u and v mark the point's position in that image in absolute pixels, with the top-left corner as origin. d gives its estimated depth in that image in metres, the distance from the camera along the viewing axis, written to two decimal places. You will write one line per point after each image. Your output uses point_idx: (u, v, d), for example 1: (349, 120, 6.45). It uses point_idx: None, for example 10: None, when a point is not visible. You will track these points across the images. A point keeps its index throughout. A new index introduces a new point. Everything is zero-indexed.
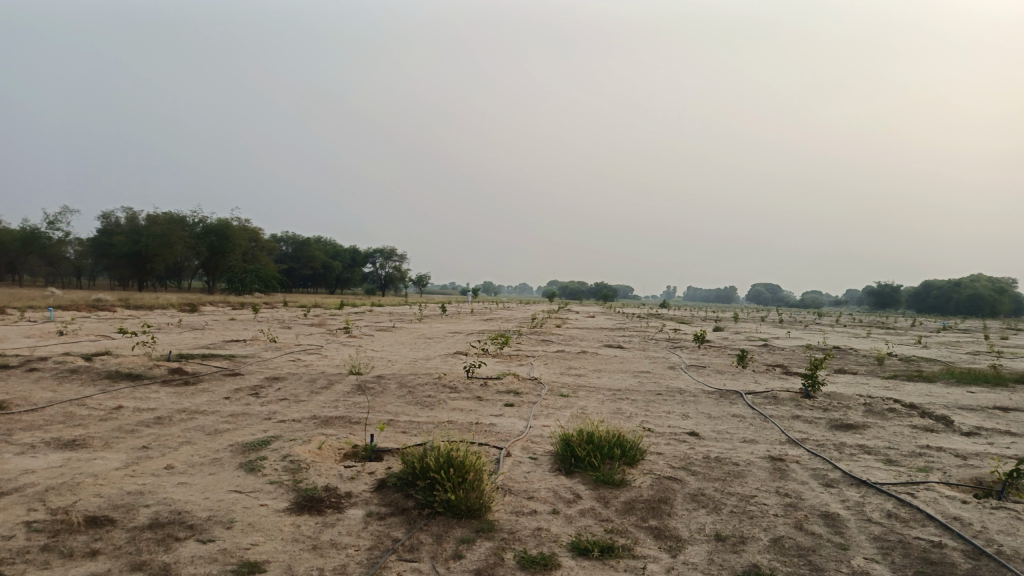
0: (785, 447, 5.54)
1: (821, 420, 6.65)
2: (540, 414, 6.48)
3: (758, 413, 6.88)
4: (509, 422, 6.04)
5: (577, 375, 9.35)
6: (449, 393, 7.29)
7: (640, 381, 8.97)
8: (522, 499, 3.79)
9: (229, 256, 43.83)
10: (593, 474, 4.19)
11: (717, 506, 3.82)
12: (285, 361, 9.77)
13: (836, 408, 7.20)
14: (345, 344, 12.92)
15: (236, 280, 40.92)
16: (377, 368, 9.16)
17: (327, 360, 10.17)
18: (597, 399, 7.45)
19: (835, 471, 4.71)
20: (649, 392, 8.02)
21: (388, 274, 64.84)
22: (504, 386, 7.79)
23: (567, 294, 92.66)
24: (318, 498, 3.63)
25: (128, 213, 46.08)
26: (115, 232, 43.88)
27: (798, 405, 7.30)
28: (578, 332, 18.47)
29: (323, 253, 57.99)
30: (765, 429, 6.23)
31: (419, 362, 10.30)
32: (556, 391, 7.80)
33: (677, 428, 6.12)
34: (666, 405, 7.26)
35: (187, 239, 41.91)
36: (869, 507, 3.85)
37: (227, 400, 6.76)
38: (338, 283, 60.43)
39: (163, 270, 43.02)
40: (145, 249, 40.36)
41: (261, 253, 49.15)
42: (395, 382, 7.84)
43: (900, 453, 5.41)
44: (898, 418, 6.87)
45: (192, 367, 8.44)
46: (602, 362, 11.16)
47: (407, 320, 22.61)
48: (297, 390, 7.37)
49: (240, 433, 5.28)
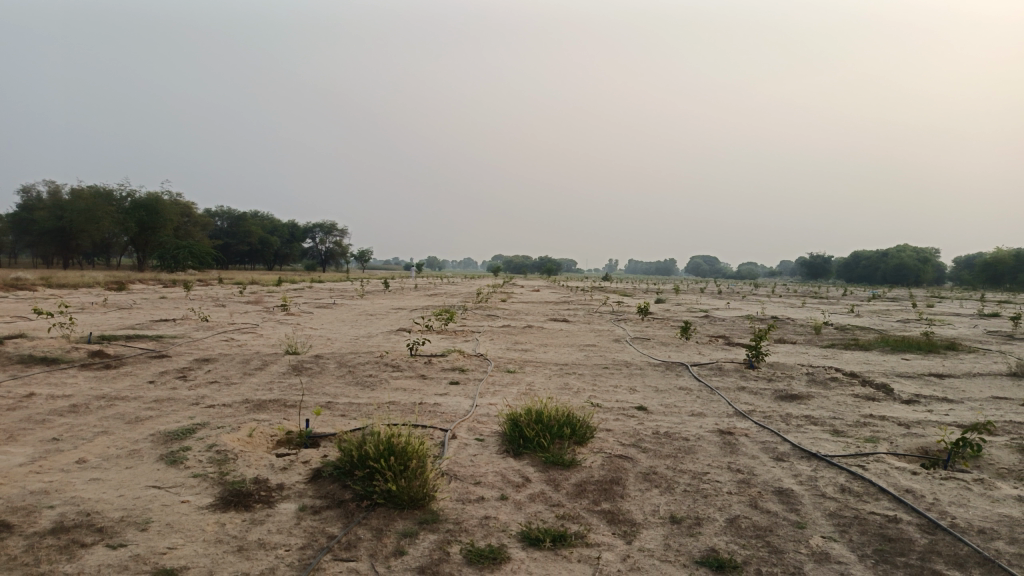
0: (733, 420, 5.48)
1: (767, 391, 6.63)
2: (485, 392, 6.28)
3: (705, 385, 6.83)
4: (454, 401, 5.82)
5: (523, 350, 9.18)
6: (390, 371, 7.02)
7: (586, 355, 8.86)
8: (468, 484, 3.57)
9: (161, 232, 42.08)
10: (542, 455, 4.00)
11: (670, 485, 3.69)
12: (218, 341, 9.31)
13: (780, 378, 7.22)
14: (282, 322, 12.44)
15: (169, 256, 39.38)
16: (315, 347, 8.80)
17: (263, 339, 9.74)
18: (544, 374, 7.30)
19: (786, 444, 4.65)
20: (596, 366, 7.91)
21: (329, 249, 63.54)
22: (448, 363, 7.57)
23: (511, 268, 92.64)
24: (246, 492, 3.34)
25: (50, 187, 43.72)
26: (36, 207, 41.57)
27: (743, 376, 7.29)
28: (522, 305, 18.31)
29: (260, 228, 56.31)
30: (713, 401, 6.17)
31: (360, 339, 9.96)
32: (501, 367, 7.62)
33: (625, 403, 6.00)
34: (613, 378, 7.16)
35: (115, 213, 40.03)
36: (823, 482, 3.77)
37: (152, 384, 6.33)
38: (277, 259, 58.91)
39: (89, 247, 41.04)
40: (68, 225, 38.38)
41: (195, 229, 47.42)
42: (334, 361, 7.51)
43: (846, 423, 5.41)
44: (841, 387, 6.92)
45: (115, 350, 7.92)
46: (547, 336, 11.02)
47: (348, 296, 22.09)
48: (229, 371, 6.97)
49: (164, 421, 4.91)
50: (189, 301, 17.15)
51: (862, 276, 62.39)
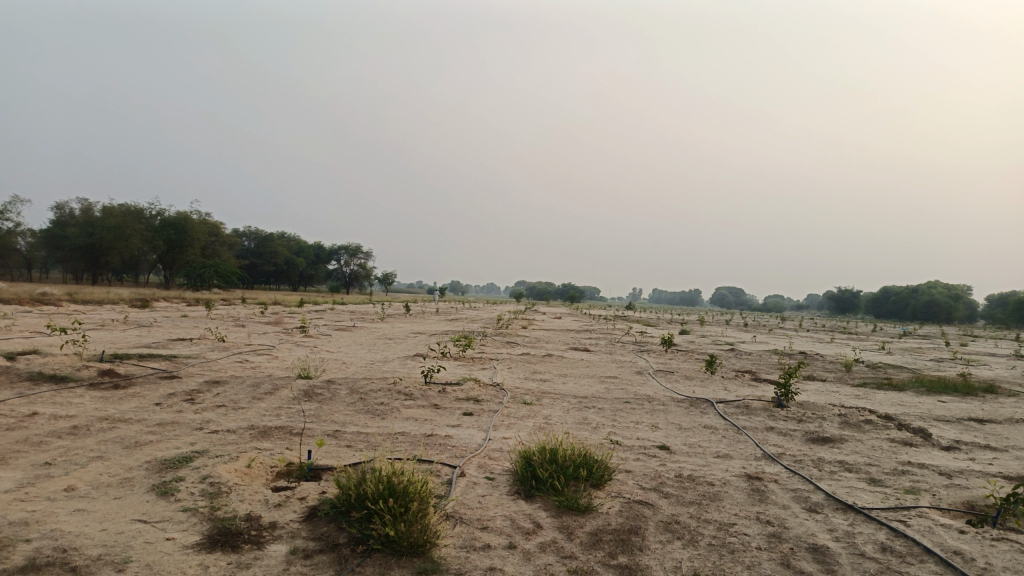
0: (762, 464, 5.15)
1: (797, 433, 6.29)
2: (500, 424, 6.03)
3: (730, 424, 6.51)
4: (466, 434, 5.56)
5: (541, 381, 8.90)
6: (403, 400, 6.79)
7: (607, 388, 8.56)
8: (475, 529, 3.31)
9: (188, 251, 42.58)
10: (556, 498, 3.73)
11: (693, 537, 3.40)
12: (231, 362, 9.17)
13: (811, 419, 6.87)
14: (298, 345, 12.30)
15: (195, 275, 39.74)
16: (329, 371, 8.61)
17: (278, 362, 9.58)
18: (562, 407, 7.02)
19: (818, 494, 4.32)
20: (617, 400, 7.60)
21: (353, 272, 63.88)
22: (463, 392, 7.33)
23: (534, 295, 92.43)
24: (236, 531, 3.12)
25: (83, 204, 44.54)
26: (69, 223, 42.31)
27: (771, 416, 6.95)
28: (543, 334, 18.04)
29: (286, 249, 56.77)
30: (739, 442, 5.84)
31: (375, 364, 9.75)
32: (518, 398, 7.35)
33: (646, 441, 5.71)
34: (634, 414, 6.86)
35: (144, 231, 40.55)
36: (861, 539, 3.45)
37: (158, 407, 6.16)
38: (301, 280, 59.33)
39: (117, 264, 41.58)
40: (99, 241, 38.95)
41: (222, 248, 47.91)
42: (346, 387, 7.30)
43: (883, 471, 5.06)
44: (876, 431, 6.55)
45: (127, 369, 7.79)
46: (567, 366, 10.73)
47: (368, 319, 21.96)
48: (238, 395, 6.79)
49: (163, 446, 4.72)
50: (209, 320, 17.12)
51: (890, 312, 61.20)
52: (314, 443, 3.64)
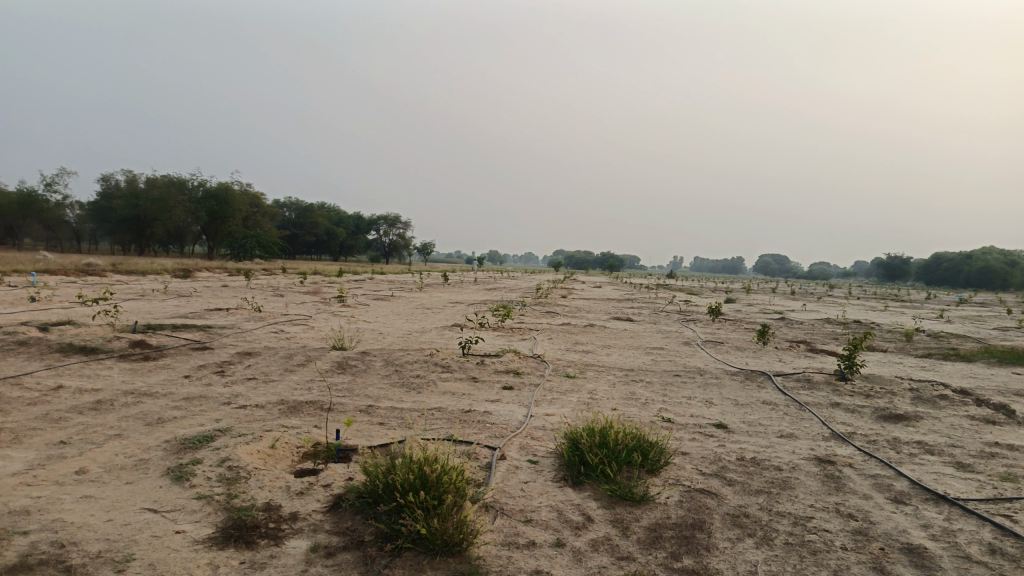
0: (831, 446, 4.69)
1: (866, 410, 5.78)
2: (542, 400, 5.66)
3: (792, 400, 6.03)
4: (506, 411, 5.20)
5: (584, 352, 8.49)
6: (440, 373, 6.46)
7: (654, 360, 8.10)
8: (517, 523, 2.94)
9: (230, 222, 43.01)
10: (608, 487, 3.33)
11: (767, 534, 2.98)
12: (266, 333, 8.97)
13: (879, 394, 6.33)
14: (336, 315, 12.08)
15: (237, 245, 40.13)
16: (365, 342, 8.32)
17: (313, 332, 9.34)
18: (607, 381, 6.62)
19: (902, 481, 3.85)
20: (665, 373, 7.16)
21: (393, 241, 64.01)
22: (503, 365, 6.97)
23: (573, 264, 91.62)
24: (253, 523, 2.80)
25: (128, 176, 45.18)
26: (115, 196, 43.01)
27: (835, 390, 6.44)
28: (584, 302, 17.60)
29: (326, 219, 57.02)
30: (803, 421, 5.37)
31: (412, 335, 9.43)
32: (561, 371, 6.96)
33: (701, 419, 5.27)
34: (686, 388, 6.42)
35: (187, 203, 41.00)
36: (964, 539, 2.98)
37: (186, 380, 5.93)
38: (341, 251, 59.72)
39: (162, 235, 42.19)
40: (144, 213, 39.51)
41: (263, 219, 48.29)
42: (381, 359, 6.99)
43: (970, 454, 4.54)
44: (952, 408, 5.99)
45: (159, 341, 7.60)
46: (610, 337, 10.30)
47: (406, 289, 21.74)
48: (269, 367, 6.54)
49: (186, 423, 4.46)
50: (248, 290, 17.07)
51: (942, 278, 59.12)
52: (343, 422, 3.31)
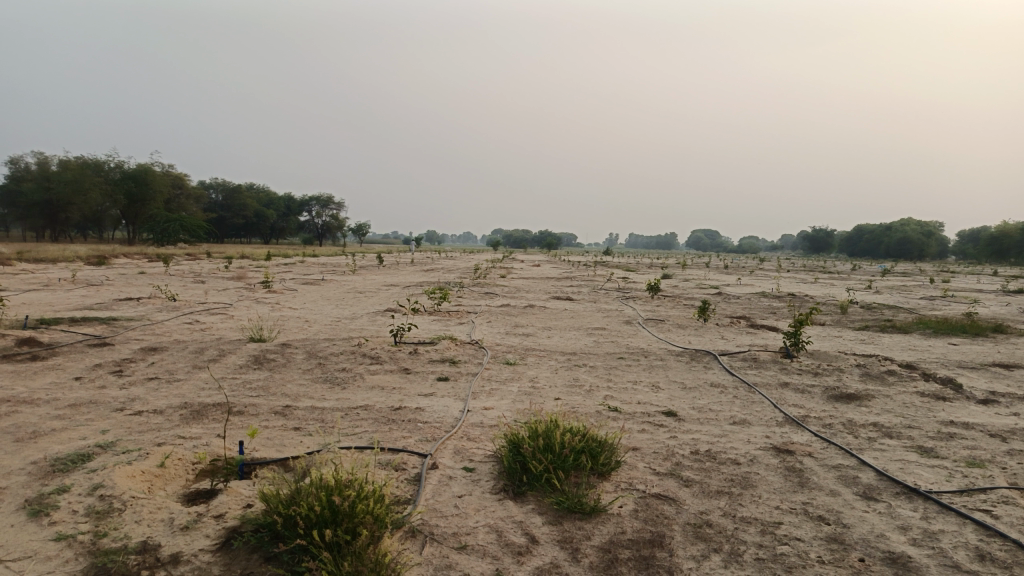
0: (787, 432, 4.40)
1: (816, 389, 5.55)
2: (480, 391, 5.22)
3: (740, 382, 5.76)
4: (440, 406, 4.73)
5: (524, 336, 8.07)
6: (368, 364, 5.93)
7: (597, 342, 7.75)
8: (449, 551, 2.49)
9: (150, 204, 40.86)
10: (553, 499, 2.92)
11: (734, 548, 2.62)
12: (178, 324, 8.23)
13: (828, 372, 6.13)
14: (259, 301, 11.34)
15: (159, 229, 38.16)
16: (287, 332, 7.70)
17: (232, 322, 8.63)
18: (548, 367, 6.22)
19: (867, 472, 3.57)
20: (609, 356, 6.81)
21: (326, 223, 62.27)
22: (438, 353, 6.49)
23: (510, 242, 91.29)
24: (121, 571, 2.27)
25: (38, 158, 42.41)
26: (23, 179, 40.26)
27: (783, 369, 6.20)
28: (523, 283, 17.21)
29: (256, 201, 54.92)
30: (755, 404, 5.09)
31: (341, 323, 8.83)
32: (499, 358, 6.52)
33: (649, 407, 4.92)
34: (631, 372, 6.08)
35: (103, 185, 38.75)
36: (948, 542, 2.68)
37: (77, 383, 5.24)
38: (272, 233, 57.80)
39: (78, 220, 39.79)
40: (55, 197, 37.10)
41: (188, 202, 46.13)
42: (303, 351, 6.40)
43: (930, 437, 4.32)
44: (901, 384, 5.82)
45: (51, 337, 6.82)
46: (551, 318, 9.90)
47: (339, 272, 20.90)
48: (177, 364, 5.89)
49: (65, 437, 3.83)
50: (167, 277, 15.99)
51: (865, 250, 61.23)
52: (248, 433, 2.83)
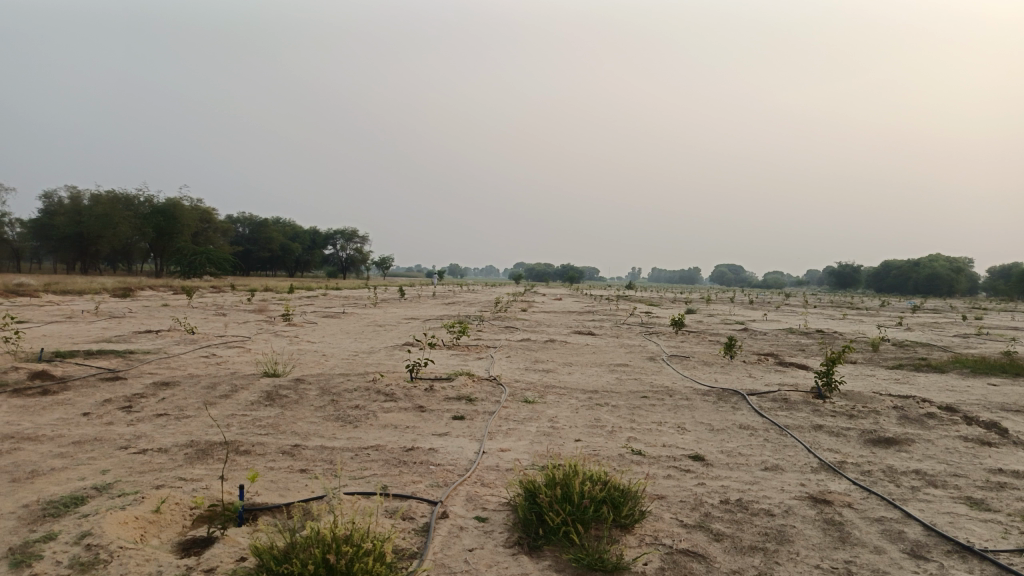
0: (823, 480, 4.13)
1: (851, 433, 5.26)
2: (496, 431, 5.01)
3: (771, 424, 5.48)
4: (454, 447, 4.53)
5: (545, 372, 7.85)
6: (382, 402, 5.75)
7: (619, 379, 7.50)
8: None
9: (178, 238, 41.45)
10: (572, 554, 2.69)
11: None
12: (194, 358, 8.12)
13: (864, 414, 5.82)
14: (278, 335, 11.24)
15: (185, 262, 38.61)
16: (302, 367, 7.56)
17: (248, 356, 8.52)
18: (569, 405, 5.99)
19: (914, 527, 3.29)
20: (632, 395, 6.56)
21: (350, 256, 62.72)
22: (454, 390, 6.28)
23: (533, 276, 91.16)
24: None
25: (71, 192, 43.36)
26: (56, 213, 41.11)
27: (815, 411, 5.91)
28: (544, 317, 17.02)
29: (281, 234, 55.56)
30: (787, 449, 4.81)
31: (358, 357, 8.68)
32: (518, 395, 6.31)
33: (674, 450, 4.67)
34: (655, 412, 5.83)
35: (132, 219, 39.41)
36: None
37: (84, 419, 5.11)
38: (296, 266, 58.32)
39: (107, 252, 40.42)
40: (86, 230, 37.77)
41: (214, 235, 46.76)
42: (317, 387, 6.24)
43: (979, 487, 4.01)
44: (942, 428, 5.50)
45: (65, 370, 6.74)
46: (572, 353, 9.67)
47: (360, 305, 20.80)
48: (187, 400, 5.75)
49: (63, 477, 3.68)
50: (189, 310, 16.02)
51: (893, 285, 60.21)
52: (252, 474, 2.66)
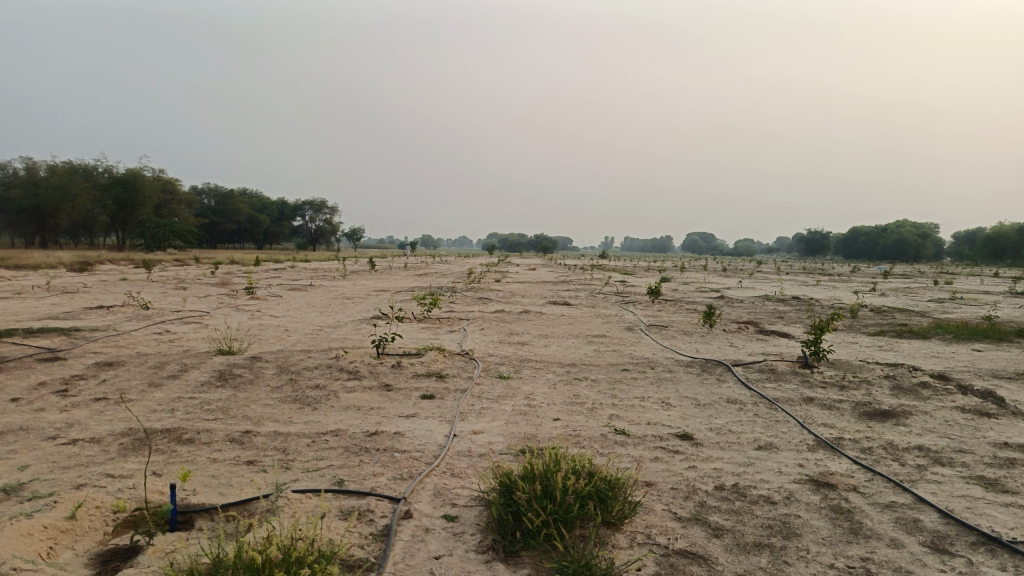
0: (823, 460, 3.82)
1: (844, 406, 4.96)
2: (468, 411, 4.62)
3: (759, 397, 5.17)
4: (422, 431, 4.13)
5: (519, 345, 7.46)
6: (344, 381, 5.32)
7: (598, 352, 7.15)
8: None
9: (140, 210, 40.16)
10: (554, 560, 2.33)
11: None
12: (145, 335, 7.59)
13: (855, 385, 5.54)
14: (239, 309, 10.70)
15: (148, 234, 37.45)
16: (261, 343, 7.08)
17: (205, 332, 8.01)
18: (545, 380, 5.62)
19: (929, 515, 2.98)
20: (612, 368, 6.20)
21: (320, 228, 61.61)
22: (423, 366, 5.88)
23: (506, 247, 90.59)
24: None
25: (26, 163, 41.73)
26: (10, 185, 39.54)
27: (805, 383, 5.61)
28: (518, 287, 16.65)
29: (248, 206, 54.29)
30: (779, 424, 4.50)
31: (322, 332, 8.22)
32: (491, 371, 5.92)
33: (660, 429, 4.32)
34: (638, 387, 5.48)
35: (91, 191, 38.04)
36: None
37: (12, 405, 4.61)
38: (265, 238, 57.17)
39: (66, 226, 39.03)
40: (43, 202, 36.39)
41: (179, 207, 45.46)
42: (274, 366, 5.78)
43: (989, 465, 3.73)
44: (938, 398, 5.23)
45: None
46: (547, 325, 9.31)
47: (328, 277, 20.23)
48: (131, 382, 5.27)
49: None
50: (147, 284, 15.34)
51: (861, 252, 60.88)
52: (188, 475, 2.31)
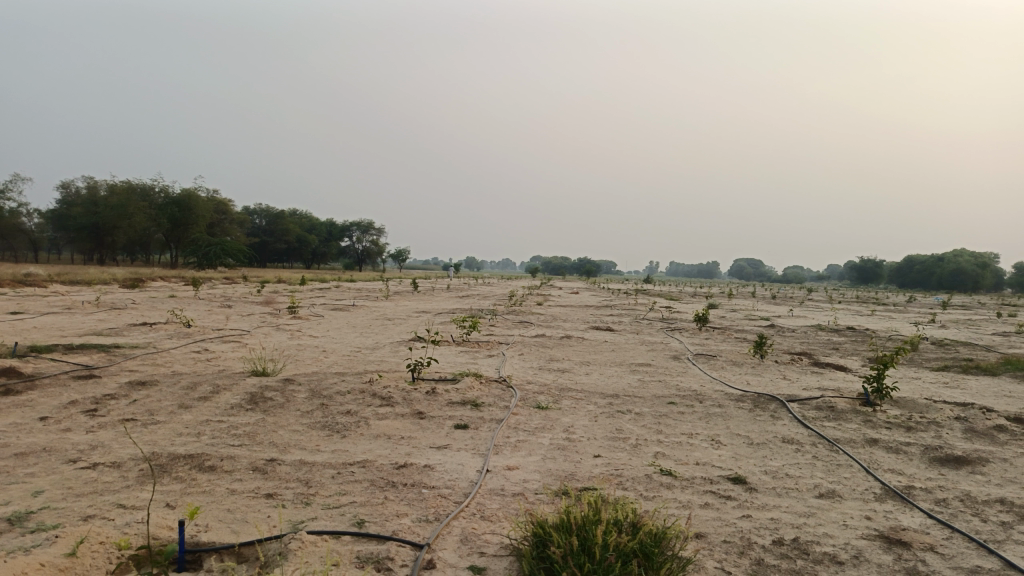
0: (893, 512, 3.44)
1: (912, 449, 4.56)
2: (503, 444, 4.36)
3: (818, 436, 4.80)
4: (453, 464, 3.88)
5: (560, 373, 7.18)
6: (376, 408, 5.12)
7: (642, 382, 6.82)
8: None
9: (193, 228, 41.14)
10: None
11: None
12: (184, 354, 7.54)
13: (924, 427, 5.11)
14: (279, 329, 10.66)
15: (200, 252, 38.31)
16: (296, 365, 6.95)
17: (242, 351, 7.93)
18: (586, 412, 5.33)
19: None
20: (657, 400, 5.87)
21: (366, 248, 62.34)
22: (459, 394, 5.64)
23: (549, 270, 90.28)
24: None
25: (89, 182, 43.27)
26: (73, 203, 41.00)
27: (867, 423, 5.21)
28: (560, 311, 16.37)
29: (297, 226, 55.29)
30: (841, 469, 4.13)
31: (359, 353, 8.07)
32: (530, 400, 5.65)
33: (710, 470, 4.00)
34: (685, 422, 5.15)
35: (147, 209, 39.17)
36: None
37: (39, 424, 4.53)
38: (313, 258, 58.08)
39: (123, 243, 40.22)
40: (102, 220, 37.58)
41: (231, 226, 46.53)
42: (306, 390, 5.61)
43: None
44: (1017, 443, 4.78)
45: (37, 367, 6.17)
46: (590, 351, 9.00)
47: (372, 297, 20.24)
48: (161, 403, 5.16)
49: None
50: (194, 301, 15.53)
51: (917, 282, 58.89)
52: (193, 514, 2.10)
